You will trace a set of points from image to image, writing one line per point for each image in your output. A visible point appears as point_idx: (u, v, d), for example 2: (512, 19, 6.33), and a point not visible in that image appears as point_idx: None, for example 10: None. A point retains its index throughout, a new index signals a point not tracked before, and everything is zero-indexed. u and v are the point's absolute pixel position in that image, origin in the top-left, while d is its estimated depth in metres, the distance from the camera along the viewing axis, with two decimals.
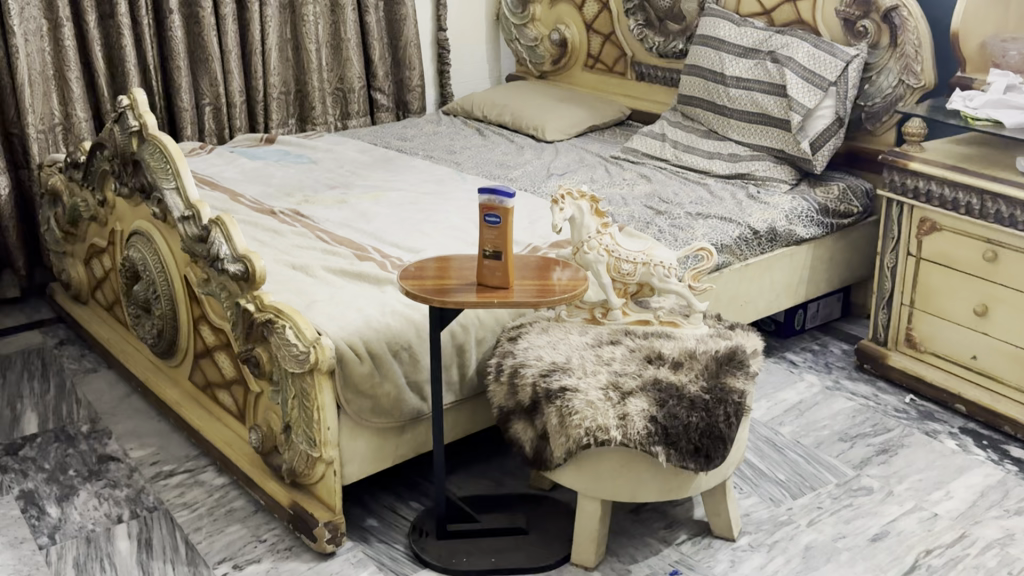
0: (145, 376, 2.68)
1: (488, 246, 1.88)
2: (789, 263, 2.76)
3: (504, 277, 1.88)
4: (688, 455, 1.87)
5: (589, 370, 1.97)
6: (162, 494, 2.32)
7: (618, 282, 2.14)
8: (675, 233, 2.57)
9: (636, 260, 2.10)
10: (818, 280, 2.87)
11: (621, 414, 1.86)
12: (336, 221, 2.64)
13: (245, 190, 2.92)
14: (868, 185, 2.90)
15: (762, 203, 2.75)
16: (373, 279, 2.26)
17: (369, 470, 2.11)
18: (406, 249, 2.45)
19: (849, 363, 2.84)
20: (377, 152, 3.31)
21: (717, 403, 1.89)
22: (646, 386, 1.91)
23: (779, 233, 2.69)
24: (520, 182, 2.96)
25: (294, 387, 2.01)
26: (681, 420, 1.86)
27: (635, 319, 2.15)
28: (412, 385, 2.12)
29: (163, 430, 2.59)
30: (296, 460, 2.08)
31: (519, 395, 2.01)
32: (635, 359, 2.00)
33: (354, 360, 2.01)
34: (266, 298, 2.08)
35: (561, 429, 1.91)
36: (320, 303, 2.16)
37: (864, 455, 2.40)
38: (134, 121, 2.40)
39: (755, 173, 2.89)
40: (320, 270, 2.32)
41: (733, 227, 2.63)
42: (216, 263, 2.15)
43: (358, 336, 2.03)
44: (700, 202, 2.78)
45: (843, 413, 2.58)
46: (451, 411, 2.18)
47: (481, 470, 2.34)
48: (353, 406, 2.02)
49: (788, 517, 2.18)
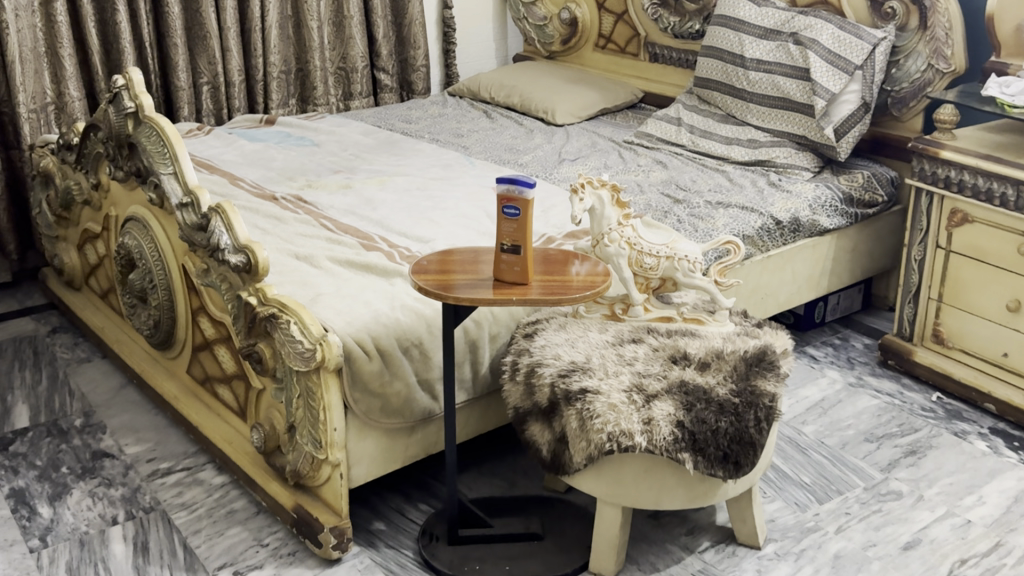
0: (141, 368, 2.57)
1: (506, 240, 1.76)
2: (812, 254, 2.65)
3: (522, 273, 1.77)
4: (716, 462, 1.77)
5: (611, 371, 1.86)
6: (159, 494, 2.22)
7: (640, 277, 2.03)
8: (694, 223, 2.46)
9: (659, 254, 2.00)
10: (841, 272, 2.76)
11: (646, 418, 1.76)
12: (341, 208, 2.53)
13: (244, 174, 2.81)
14: (893, 173, 2.79)
15: (784, 191, 2.64)
16: (381, 272, 2.16)
17: (377, 472, 2.01)
18: (415, 238, 2.33)
19: (872, 358, 2.74)
20: (381, 135, 3.20)
21: (747, 408, 1.79)
22: (672, 389, 1.81)
23: (802, 223, 2.58)
24: (531, 168, 2.85)
25: (298, 385, 1.91)
26: (709, 425, 1.76)
27: (657, 316, 2.04)
28: (423, 384, 2.01)
29: (159, 424, 2.48)
30: (300, 461, 1.97)
31: (536, 396, 1.90)
32: (659, 359, 1.89)
33: (362, 358, 1.90)
34: (269, 291, 1.98)
35: (582, 433, 1.81)
36: (326, 297, 2.05)
37: (892, 457, 2.31)
38: (129, 102, 2.28)
39: (775, 160, 2.78)
40: (327, 261, 2.21)
41: (756, 217, 2.52)
42: (217, 253, 2.04)
43: (367, 332, 1.93)
44: (719, 190, 2.67)
45: (868, 412, 2.48)
46: (463, 410, 2.08)
47: (493, 470, 2.24)
48: (361, 406, 1.92)
49: (816, 524, 2.08)
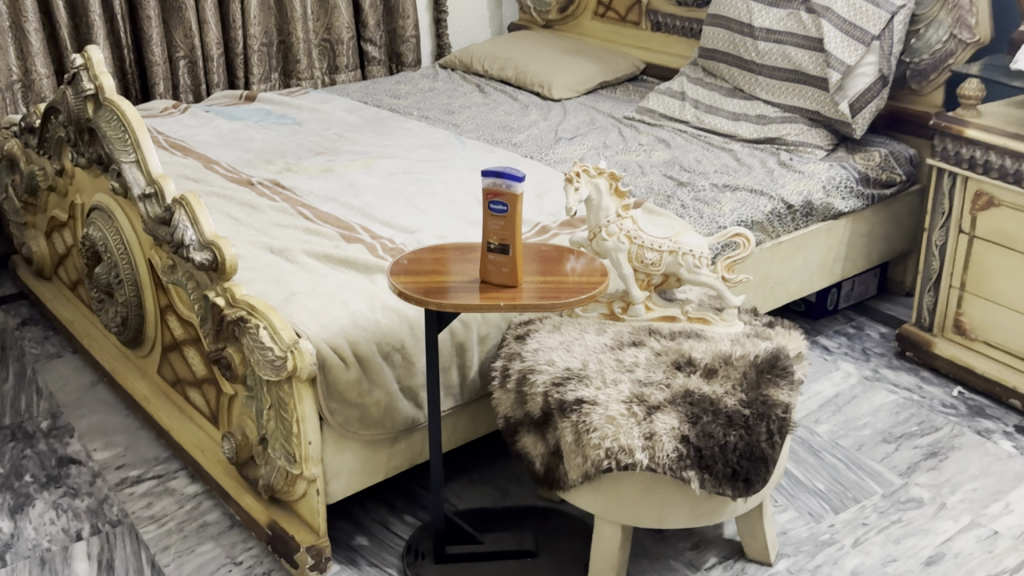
0: (112, 366, 2.41)
1: (493, 239, 1.60)
2: (825, 239, 2.48)
3: (511, 274, 1.60)
4: (724, 480, 1.62)
5: (609, 379, 1.70)
6: (127, 505, 2.07)
7: (641, 273, 1.86)
8: (700, 208, 2.30)
9: (662, 248, 1.83)
10: (855, 257, 2.60)
11: (648, 432, 1.61)
12: (321, 194, 2.37)
13: (220, 156, 2.65)
14: (911, 150, 2.62)
15: (796, 171, 2.48)
16: (361, 267, 1.99)
17: (358, 486, 1.86)
18: (399, 228, 2.17)
19: (888, 348, 2.58)
20: (367, 112, 3.02)
21: (758, 420, 1.64)
22: (675, 400, 1.65)
23: (815, 206, 2.41)
24: (525, 147, 2.67)
25: (270, 395, 1.75)
26: (717, 440, 1.61)
27: (659, 315, 1.88)
28: (406, 391, 1.85)
29: (130, 427, 2.33)
30: (274, 476, 1.82)
31: (528, 406, 1.75)
32: (662, 364, 1.73)
33: (338, 365, 1.74)
34: (238, 291, 1.82)
35: (577, 448, 1.65)
36: (301, 296, 1.89)
37: (912, 460, 2.16)
38: (88, 83, 2.11)
39: (786, 138, 2.61)
40: (302, 255, 2.05)
41: (765, 200, 2.36)
42: (181, 250, 1.89)
43: (344, 336, 1.77)
44: (726, 170, 2.50)
45: (885, 409, 2.33)
46: (450, 417, 1.92)
47: (484, 477, 2.09)
48: (339, 416, 1.76)
49: (831, 537, 1.93)
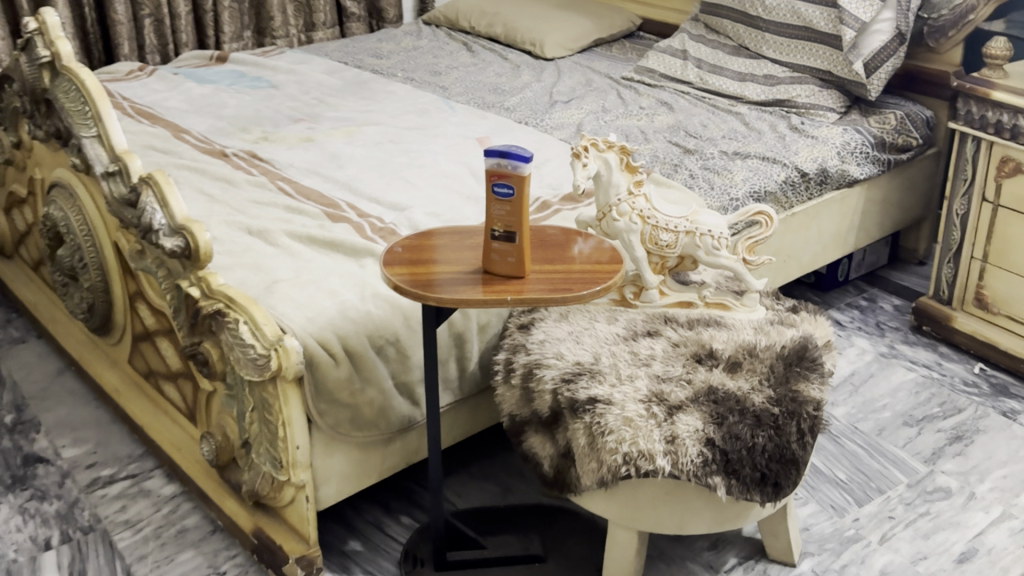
0: (80, 354, 2.25)
1: (497, 225, 1.44)
2: (839, 208, 2.34)
3: (517, 263, 1.45)
4: (752, 485, 1.48)
5: (624, 375, 1.56)
6: (99, 509, 1.92)
7: (654, 256, 1.72)
8: (709, 178, 2.16)
9: (678, 229, 1.68)
10: (869, 226, 2.46)
11: (669, 435, 1.47)
12: (302, 167, 2.20)
13: (191, 124, 2.46)
14: (928, 112, 2.47)
15: (809, 136, 2.33)
16: (349, 251, 1.84)
17: (350, 490, 1.71)
18: (388, 205, 2.01)
19: (903, 323, 2.45)
20: (348, 74, 2.84)
21: (787, 419, 1.50)
22: (698, 398, 1.51)
23: (830, 173, 2.27)
24: (519, 112, 2.51)
25: (252, 396, 1.60)
26: (745, 442, 1.47)
27: (674, 301, 1.73)
28: (402, 387, 1.70)
29: (100, 420, 2.17)
30: (258, 482, 1.67)
31: (536, 404, 1.60)
32: (680, 357, 1.59)
33: (327, 362, 1.59)
34: (214, 281, 1.66)
35: (592, 452, 1.51)
36: (284, 284, 1.73)
37: (936, 445, 2.03)
38: (43, 50, 1.93)
39: (796, 100, 2.46)
40: (284, 238, 1.89)
41: (778, 168, 2.21)
42: (150, 235, 1.72)
43: (332, 330, 1.62)
44: (734, 136, 2.35)
45: (904, 389, 2.20)
46: (448, 413, 1.77)
47: (484, 473, 1.95)
48: (328, 418, 1.61)
49: (856, 533, 1.81)
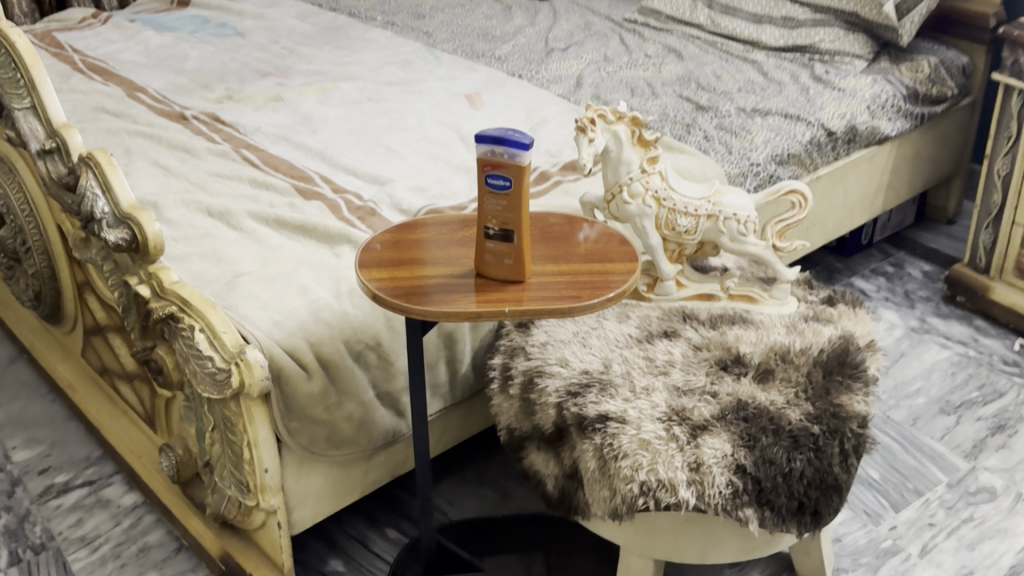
0: (31, 342, 2.04)
1: (492, 222, 1.22)
2: (868, 168, 2.12)
3: (515, 265, 1.23)
4: (789, 516, 1.29)
5: (639, 387, 1.36)
6: (52, 524, 1.73)
7: (671, 243, 1.50)
8: (726, 140, 1.93)
9: (698, 212, 1.46)
10: (898, 187, 2.24)
11: (693, 462, 1.27)
12: (270, 132, 1.97)
13: (148, 80, 2.22)
14: (964, 58, 2.23)
15: (834, 89, 2.10)
16: (322, 236, 1.62)
17: (328, 511, 1.51)
18: (367, 177, 1.79)
19: (933, 292, 2.25)
20: (323, 18, 2.59)
21: (828, 439, 1.30)
22: (725, 415, 1.31)
23: (859, 131, 2.05)
24: (512, 62, 2.28)
25: (212, 414, 1.40)
26: (781, 467, 1.27)
27: (693, 294, 1.52)
28: (384, 396, 1.49)
29: (55, 417, 1.96)
30: (224, 505, 1.47)
31: (538, 418, 1.40)
32: (702, 364, 1.39)
33: (298, 375, 1.38)
34: (165, 279, 1.45)
35: (603, 478, 1.32)
36: (248, 279, 1.51)
37: (977, 437, 1.85)
38: None
39: (818, 45, 2.22)
40: (249, 221, 1.67)
41: (803, 127, 1.99)
42: (92, 225, 1.50)
43: (303, 336, 1.41)
44: (751, 88, 2.12)
45: (938, 370, 2.01)
46: (438, 420, 1.57)
47: (480, 477, 1.76)
48: (301, 437, 1.41)
49: (894, 544, 1.63)
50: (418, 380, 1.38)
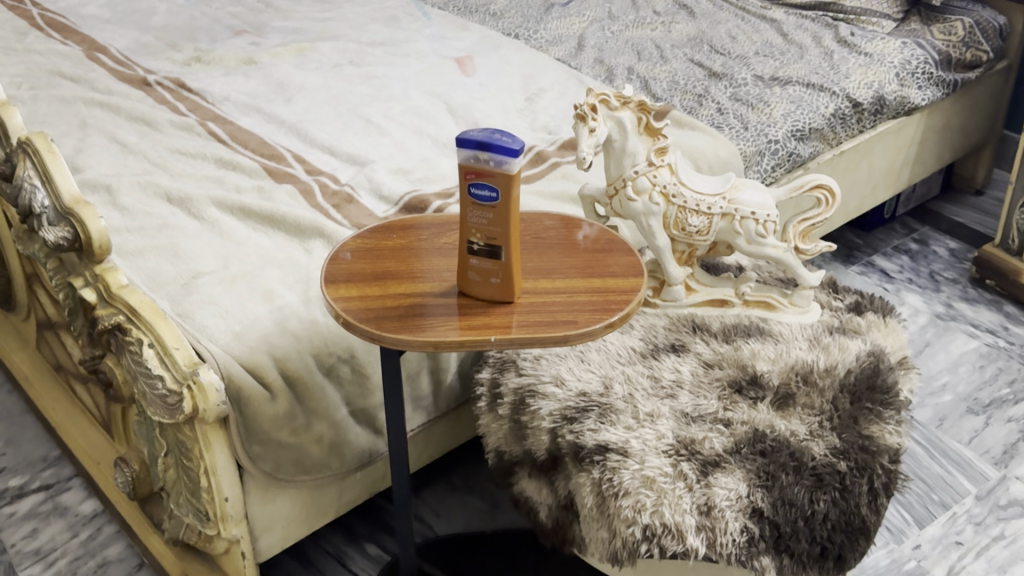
0: None
1: (477, 237, 1.06)
2: (894, 141, 1.95)
3: (503, 285, 1.08)
4: (810, 563, 1.14)
5: (643, 413, 1.21)
6: (4, 534, 1.59)
7: (680, 244, 1.34)
8: (742, 114, 1.76)
9: (711, 211, 1.30)
10: (925, 159, 2.07)
11: (704, 504, 1.12)
12: (240, 100, 1.79)
13: (111, 37, 2.03)
14: (1001, 18, 2.04)
15: (861, 53, 1.93)
16: (292, 229, 1.46)
17: (298, 535, 1.38)
18: (345, 156, 1.62)
19: (960, 273, 2.09)
20: None
21: (856, 477, 1.15)
22: (740, 449, 1.16)
23: (887, 102, 1.87)
24: (508, 20, 2.10)
25: (166, 438, 1.25)
26: (802, 510, 1.12)
27: (704, 300, 1.36)
28: (360, 413, 1.35)
29: (11, 410, 1.82)
30: (183, 532, 1.33)
31: (530, 443, 1.25)
32: (714, 385, 1.24)
33: (261, 397, 1.23)
34: (113, 283, 1.28)
35: (602, 518, 1.17)
36: (208, 280, 1.35)
37: (1007, 441, 1.70)
38: None
39: (843, 3, 2.06)
40: (212, 209, 1.50)
41: (826, 98, 1.81)
42: (32, 220, 1.34)
43: (266, 350, 1.25)
44: (769, 52, 1.95)
45: (965, 363, 1.86)
46: (420, 433, 1.43)
47: (469, 484, 1.63)
48: (265, 462, 1.26)
49: (918, 566, 1.49)
50: (396, 403, 1.23)
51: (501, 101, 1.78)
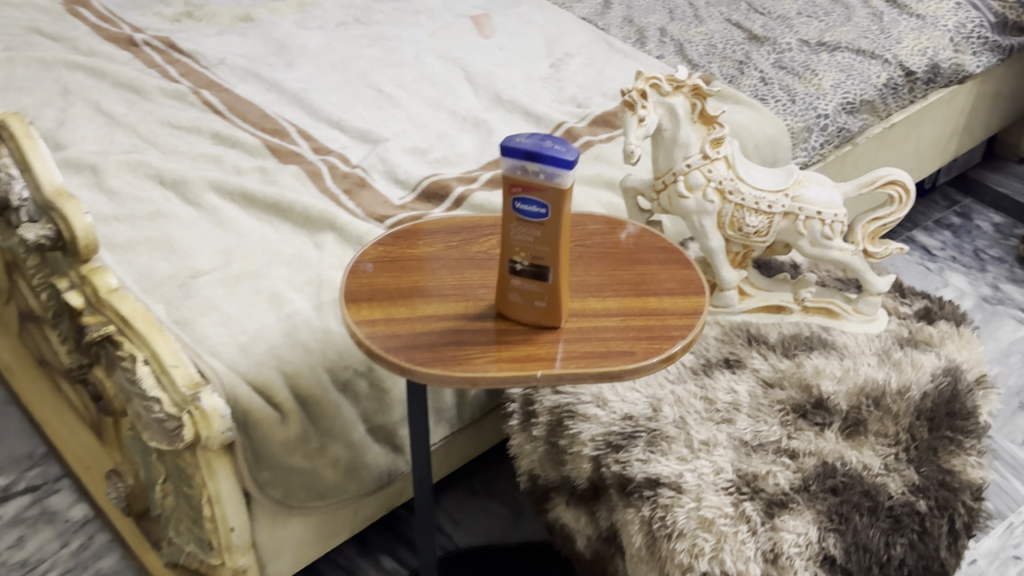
0: None
1: (521, 255, 0.92)
2: (945, 111, 1.80)
3: (548, 308, 0.94)
4: None
5: (698, 441, 1.08)
6: None
7: (735, 245, 1.20)
8: (788, 84, 1.61)
9: (773, 210, 1.16)
10: (974, 128, 1.92)
11: (770, 551, 0.99)
12: (238, 64, 1.64)
13: None
14: None
15: (912, 16, 1.80)
16: (300, 219, 1.31)
17: (309, 558, 1.26)
18: (355, 131, 1.48)
19: (1006, 251, 1.97)
20: None
21: (936, 517, 1.03)
22: (809, 486, 1.03)
23: (942, 69, 1.72)
24: None
25: (164, 463, 1.12)
26: (878, 556, 1.01)
27: (759, 306, 1.23)
28: (378, 430, 1.22)
29: None
30: (184, 558, 1.21)
31: (570, 470, 1.13)
32: (775, 409, 1.11)
33: (271, 419, 1.10)
34: (102, 287, 1.14)
35: (652, 560, 1.04)
36: (208, 279, 1.21)
37: None
38: None
39: None
40: (209, 194, 1.35)
41: (878, 66, 1.67)
42: (11, 214, 1.19)
43: (276, 366, 1.12)
44: (813, 14, 1.83)
45: (1016, 353, 1.73)
46: (442, 446, 1.31)
47: (490, 489, 1.52)
48: (275, 489, 1.14)
49: None
50: (420, 431, 1.09)
51: (523, 69, 1.64)
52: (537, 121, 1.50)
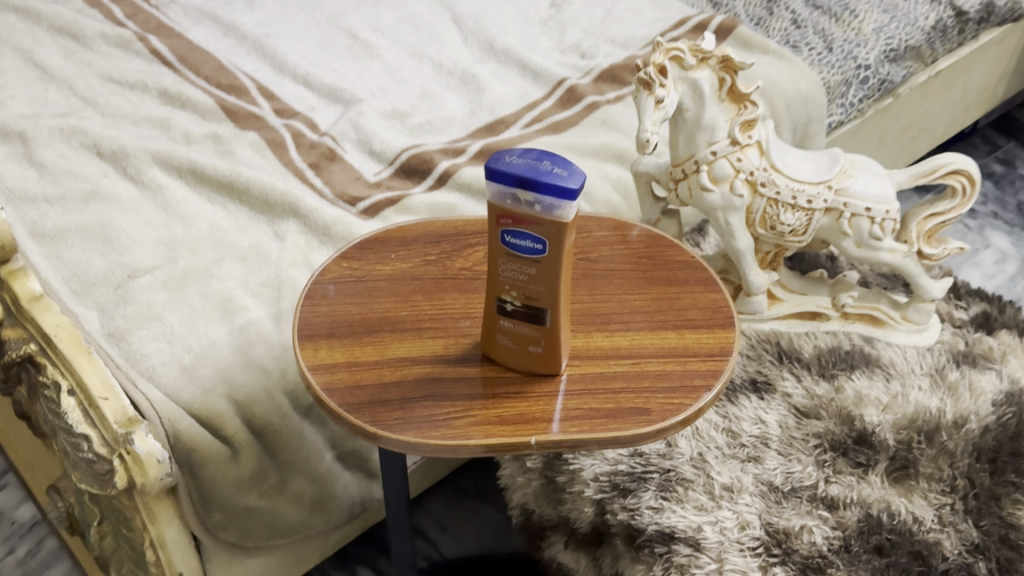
0: None
1: (513, 294, 0.75)
2: (995, 54, 1.60)
3: (545, 355, 0.77)
4: None
5: (721, 486, 0.92)
6: None
7: (767, 244, 1.04)
8: (822, 28, 1.41)
9: (812, 206, 0.98)
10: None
11: None
12: (192, 4, 1.43)
13: None
14: None
15: None
16: (258, 201, 1.13)
17: None
18: (325, 89, 1.29)
19: None
20: None
21: None
22: (851, 544, 0.87)
23: (997, 8, 1.49)
24: None
25: (98, 504, 0.96)
26: None
27: (793, 312, 1.08)
28: (351, 456, 1.08)
29: None
30: None
31: (569, 511, 0.98)
32: (809, 445, 0.95)
33: (218, 455, 0.94)
34: (24, 295, 0.94)
35: None
36: (149, 279, 1.03)
37: None
38: None
39: None
40: (154, 169, 1.17)
41: (925, 6, 1.45)
42: None
43: (226, 393, 0.95)
44: None
45: None
46: (424, 462, 1.15)
47: (482, 489, 1.37)
48: (229, 530, 0.99)
49: None
50: (395, 480, 0.93)
51: (518, 9, 1.45)
52: (534, 77, 1.31)
